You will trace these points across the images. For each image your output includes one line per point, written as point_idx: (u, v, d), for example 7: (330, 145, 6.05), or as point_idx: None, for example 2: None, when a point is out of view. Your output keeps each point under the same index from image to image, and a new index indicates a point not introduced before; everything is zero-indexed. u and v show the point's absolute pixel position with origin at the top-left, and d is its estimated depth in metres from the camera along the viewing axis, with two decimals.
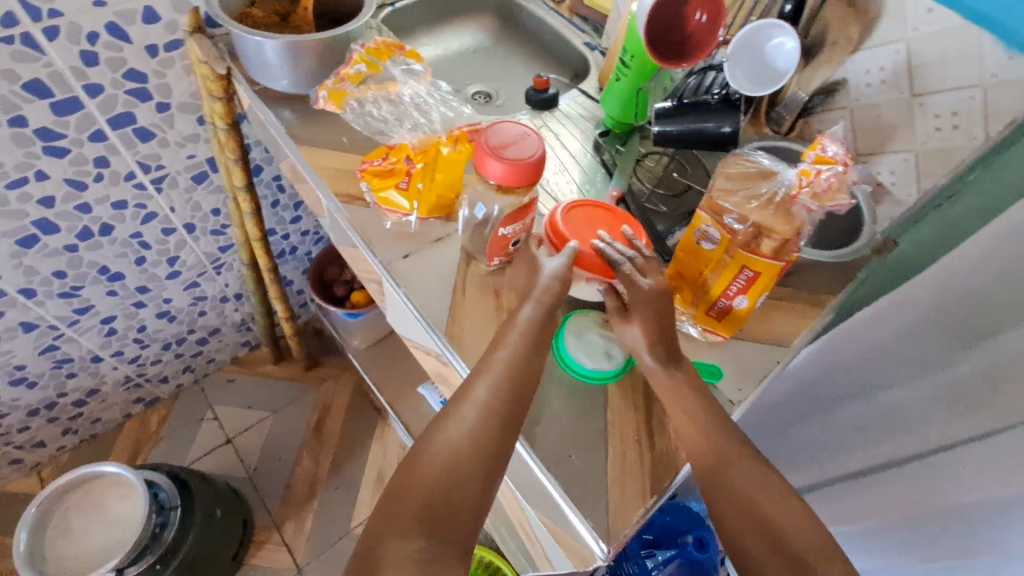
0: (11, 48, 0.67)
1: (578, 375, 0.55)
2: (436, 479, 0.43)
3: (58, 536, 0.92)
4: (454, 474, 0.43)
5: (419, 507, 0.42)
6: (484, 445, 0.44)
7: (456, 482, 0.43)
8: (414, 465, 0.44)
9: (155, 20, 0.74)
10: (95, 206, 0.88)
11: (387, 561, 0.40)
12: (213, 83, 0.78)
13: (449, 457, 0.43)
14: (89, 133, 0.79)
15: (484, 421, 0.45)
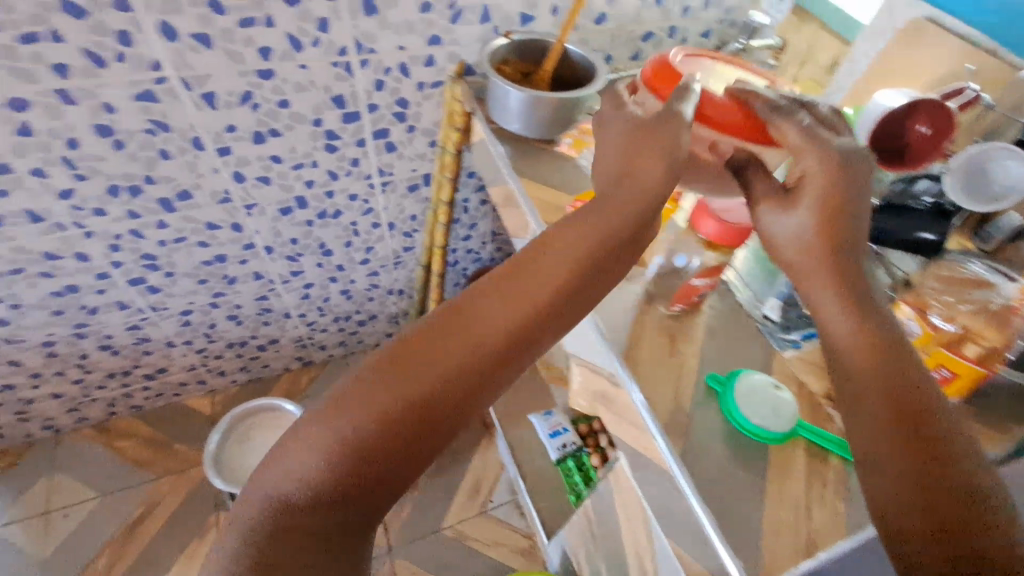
0: (336, 71, 0.88)
1: (743, 429, 0.59)
2: (440, 369, 0.50)
3: (234, 445, 1.09)
4: (464, 373, 0.50)
5: (426, 392, 0.49)
6: (497, 361, 0.52)
7: (465, 380, 0.51)
8: (433, 349, 0.51)
9: (432, 64, 0.93)
10: (338, 194, 1.09)
11: (379, 436, 0.48)
12: (459, 117, 0.96)
13: (446, 357, 0.51)
14: (356, 139, 1.00)
15: (489, 341, 0.52)
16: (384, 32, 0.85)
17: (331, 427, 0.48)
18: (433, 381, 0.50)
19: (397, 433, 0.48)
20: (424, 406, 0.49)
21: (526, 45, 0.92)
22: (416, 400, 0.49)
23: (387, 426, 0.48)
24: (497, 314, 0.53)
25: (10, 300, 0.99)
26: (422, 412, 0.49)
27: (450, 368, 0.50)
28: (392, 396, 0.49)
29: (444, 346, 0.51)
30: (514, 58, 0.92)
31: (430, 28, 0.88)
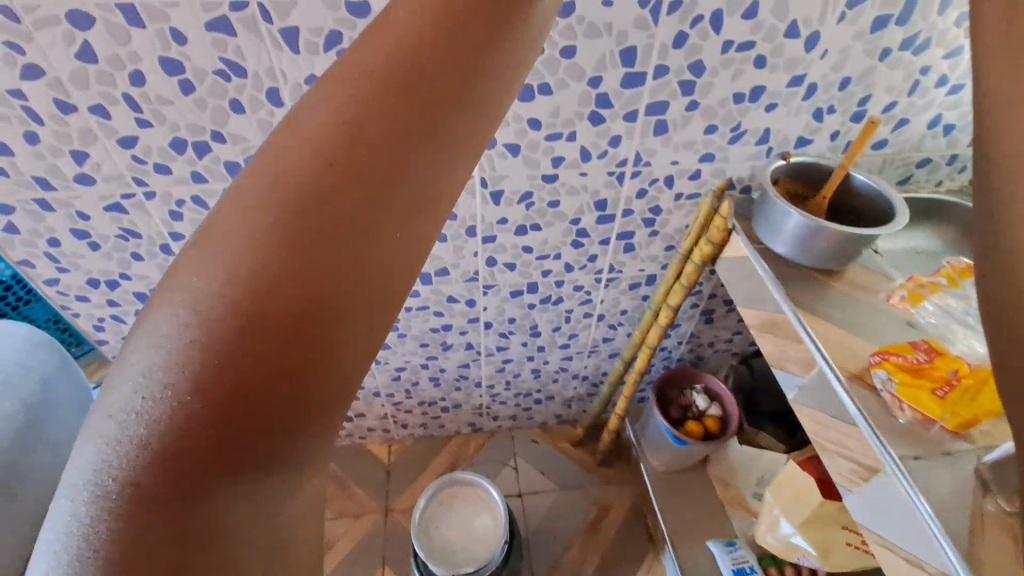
0: (609, 178, 0.91)
1: None
2: (400, 138, 0.32)
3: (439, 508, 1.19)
4: (411, 123, 0.32)
5: (384, 175, 0.31)
6: (423, 105, 0.33)
7: (408, 142, 0.32)
8: (308, 142, 0.30)
9: (697, 178, 0.94)
10: (566, 285, 1.12)
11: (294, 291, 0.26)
12: (716, 232, 0.93)
13: (368, 115, 0.31)
14: (602, 238, 1.02)
15: (412, 77, 0.33)
16: (665, 148, 0.88)
17: (211, 261, 0.27)
18: (333, 145, 0.30)
19: (314, 244, 0.28)
20: (340, 186, 0.29)
21: (804, 168, 0.89)
22: (341, 181, 0.30)
23: (303, 231, 0.28)
24: (484, 84, 0.36)
25: None
26: (357, 200, 0.30)
27: (353, 126, 0.31)
28: (319, 183, 0.29)
29: (390, 101, 0.32)
30: (788, 180, 0.90)
31: (709, 147, 0.89)
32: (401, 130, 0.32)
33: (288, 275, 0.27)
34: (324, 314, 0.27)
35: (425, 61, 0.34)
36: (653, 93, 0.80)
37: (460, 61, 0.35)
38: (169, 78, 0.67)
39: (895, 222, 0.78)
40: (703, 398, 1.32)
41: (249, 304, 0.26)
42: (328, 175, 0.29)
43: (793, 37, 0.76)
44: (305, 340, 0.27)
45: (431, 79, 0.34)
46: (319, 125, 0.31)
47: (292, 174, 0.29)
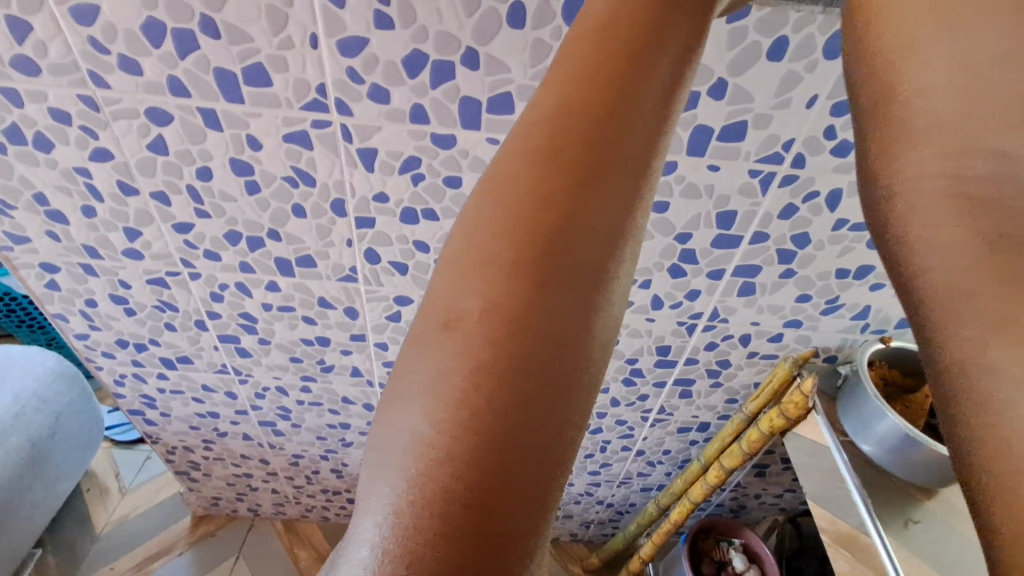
0: (678, 328, 0.83)
1: None
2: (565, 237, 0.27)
3: None
4: (589, 190, 0.28)
5: (565, 292, 0.26)
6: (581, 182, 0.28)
7: (580, 234, 0.27)
8: (517, 172, 0.29)
9: (778, 341, 0.84)
10: (607, 416, 1.02)
11: (503, 321, 0.26)
12: (792, 406, 0.80)
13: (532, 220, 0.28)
14: (657, 381, 0.93)
15: (564, 163, 0.28)
16: (747, 308, 0.79)
17: (437, 341, 0.26)
18: (514, 244, 0.27)
19: (496, 385, 0.25)
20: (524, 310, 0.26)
21: (905, 354, 0.79)
22: (513, 302, 0.26)
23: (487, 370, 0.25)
24: (649, 110, 0.30)
25: (294, 421, 1.05)
26: (546, 324, 0.26)
27: (522, 242, 0.27)
28: (494, 319, 0.26)
29: (553, 198, 0.28)
30: (883, 362, 0.80)
31: (797, 314, 0.79)
32: (565, 232, 0.27)
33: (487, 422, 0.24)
34: (522, 449, 0.24)
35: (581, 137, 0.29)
36: (746, 256, 0.71)
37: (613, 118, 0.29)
38: (235, 177, 0.64)
39: None
40: (740, 559, 1.16)
41: (453, 464, 0.24)
42: (500, 302, 0.26)
43: None
44: (512, 481, 0.24)
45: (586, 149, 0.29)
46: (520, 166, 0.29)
47: (467, 313, 0.26)
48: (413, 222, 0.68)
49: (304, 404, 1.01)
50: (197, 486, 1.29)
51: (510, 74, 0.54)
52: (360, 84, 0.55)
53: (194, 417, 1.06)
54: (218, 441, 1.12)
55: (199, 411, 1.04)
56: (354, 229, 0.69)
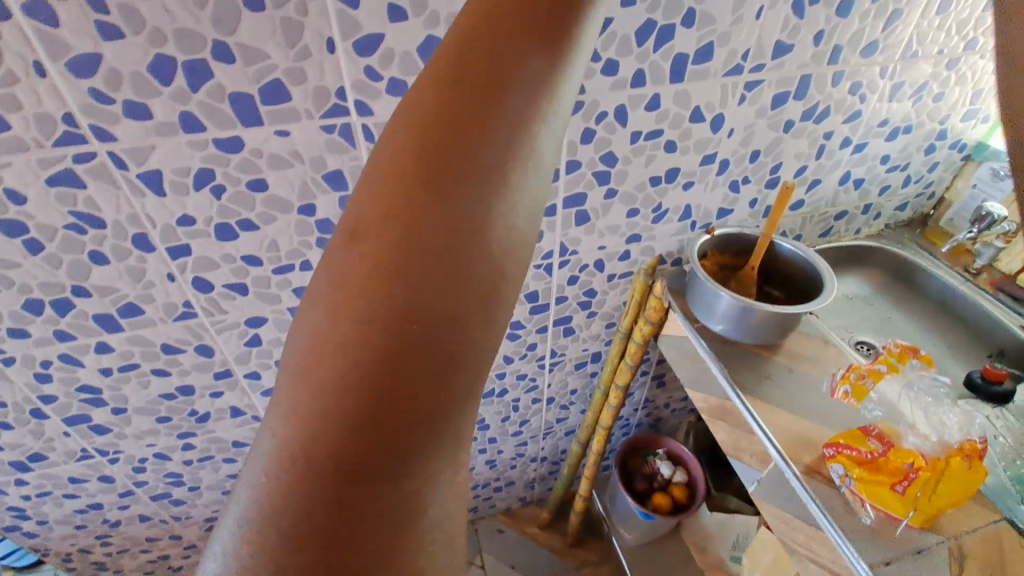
0: (537, 271, 0.86)
1: None
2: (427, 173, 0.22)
3: None
4: (463, 153, 0.22)
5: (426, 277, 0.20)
6: (436, 132, 0.22)
7: (449, 207, 0.21)
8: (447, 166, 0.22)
9: (626, 258, 0.91)
10: (507, 375, 1.05)
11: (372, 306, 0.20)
12: (653, 311, 0.89)
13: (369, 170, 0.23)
14: (538, 327, 0.97)
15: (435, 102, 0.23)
16: (589, 236, 0.84)
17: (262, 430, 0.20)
18: (333, 306, 0.20)
19: (393, 348, 0.19)
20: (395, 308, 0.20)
21: (727, 238, 0.88)
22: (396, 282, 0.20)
23: (323, 378, 0.20)
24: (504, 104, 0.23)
25: (191, 485, 0.99)
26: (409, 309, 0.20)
27: (373, 203, 0.21)
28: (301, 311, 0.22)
29: (397, 153, 0.22)
30: (711, 252, 0.87)
31: (633, 229, 0.86)
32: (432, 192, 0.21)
33: (328, 405, 0.19)
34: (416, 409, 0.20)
35: (447, 62, 0.23)
36: (568, 186, 0.76)
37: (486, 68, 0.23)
38: (7, 239, 0.58)
39: (827, 293, 0.76)
40: (667, 464, 1.25)
41: (316, 467, 0.19)
42: (323, 310, 0.21)
43: (698, 121, 0.75)
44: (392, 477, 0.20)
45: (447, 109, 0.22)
46: (395, 148, 0.22)
47: (330, 267, 0.21)
48: (233, 236, 0.66)
49: (194, 462, 0.94)
50: None
51: (270, 59, 0.53)
52: (110, 104, 0.52)
53: (73, 517, 0.95)
54: (113, 534, 1.02)
55: (76, 509, 0.93)
56: (170, 260, 0.66)
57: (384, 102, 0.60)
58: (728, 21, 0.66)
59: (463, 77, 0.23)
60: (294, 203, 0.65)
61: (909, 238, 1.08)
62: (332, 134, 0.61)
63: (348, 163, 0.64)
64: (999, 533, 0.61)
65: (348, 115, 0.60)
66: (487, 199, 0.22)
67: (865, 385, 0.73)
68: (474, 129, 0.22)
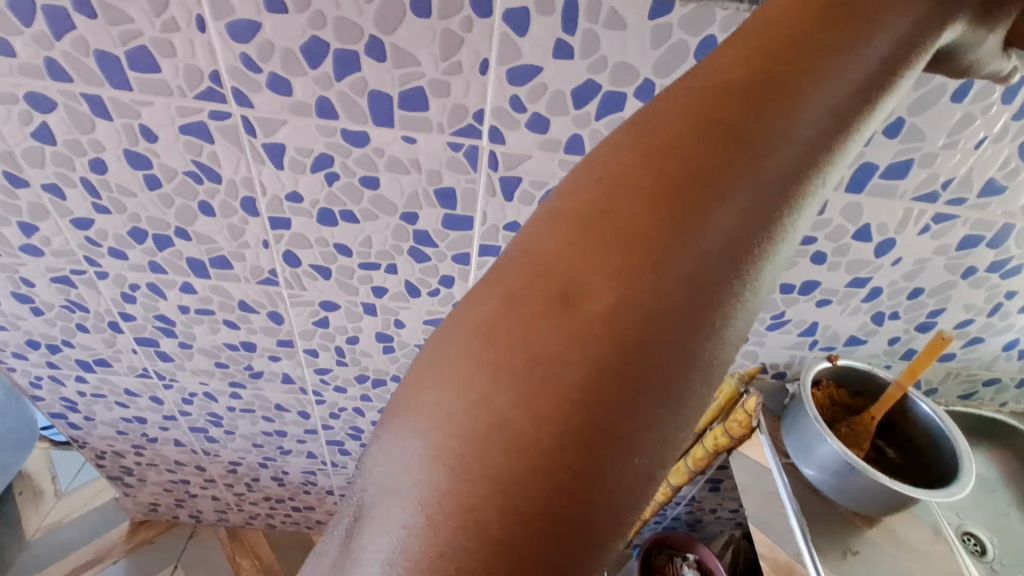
0: None
1: None
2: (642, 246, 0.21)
3: None
4: (700, 220, 0.22)
5: (647, 341, 0.20)
6: (657, 205, 0.22)
7: (676, 278, 0.21)
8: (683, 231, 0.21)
9: None
10: None
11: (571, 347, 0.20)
12: (736, 427, 0.77)
13: (568, 222, 0.22)
14: None
15: (659, 176, 0.22)
16: None
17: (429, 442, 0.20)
18: (541, 348, 0.20)
19: (597, 404, 0.19)
20: (607, 380, 0.20)
21: (852, 372, 0.75)
22: (612, 353, 0.20)
23: (508, 433, 0.19)
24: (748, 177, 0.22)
25: (227, 429, 1.01)
26: (611, 383, 0.20)
27: (599, 247, 0.21)
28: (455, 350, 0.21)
29: (618, 215, 0.22)
30: (826, 381, 0.75)
31: None
32: (652, 268, 0.21)
33: (506, 464, 0.19)
34: (606, 484, 0.19)
35: (689, 132, 0.23)
36: None
37: (733, 142, 0.23)
38: (133, 172, 0.60)
39: (962, 483, 0.63)
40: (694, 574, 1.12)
41: (487, 522, 0.18)
42: (501, 357, 0.20)
43: (862, 240, 0.64)
44: (567, 550, 0.19)
45: (676, 183, 0.22)
46: (625, 202, 0.22)
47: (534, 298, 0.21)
48: (332, 223, 0.65)
49: (236, 410, 0.96)
50: (133, 491, 1.23)
51: (420, 67, 0.50)
52: (256, 73, 0.51)
53: (120, 422, 1.00)
54: (149, 447, 1.07)
55: (125, 416, 0.99)
56: (269, 229, 0.66)
57: (520, 135, 0.55)
58: (941, 141, 0.54)
59: (706, 149, 0.23)
60: (398, 208, 0.63)
61: None
62: (456, 153, 0.57)
63: (463, 184, 0.60)
64: None
65: (479, 139, 0.56)
66: (720, 289, 0.21)
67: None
68: (705, 208, 0.22)
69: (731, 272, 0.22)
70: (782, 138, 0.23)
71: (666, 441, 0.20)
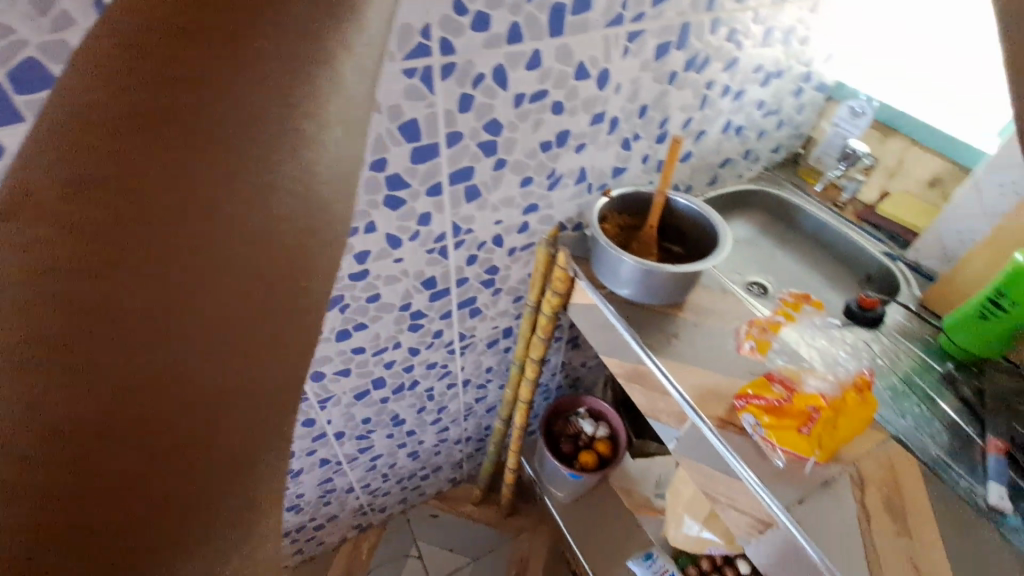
0: (430, 256, 0.79)
1: None
2: (197, 182, 0.23)
3: None
4: (213, 181, 0.23)
5: (208, 293, 0.25)
6: (161, 157, 0.22)
7: (217, 240, 0.24)
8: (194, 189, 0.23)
9: (526, 230, 0.86)
10: (416, 367, 0.97)
11: (121, 313, 0.23)
12: (560, 283, 0.87)
13: (52, 192, 0.20)
14: (442, 313, 0.90)
15: (134, 115, 0.20)
16: (482, 211, 0.78)
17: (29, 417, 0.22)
18: (100, 332, 0.22)
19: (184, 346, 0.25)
20: (174, 327, 0.24)
21: (626, 199, 0.86)
22: (179, 311, 0.24)
23: (99, 389, 0.24)
24: (242, 128, 0.23)
25: None
26: (198, 318, 0.25)
27: (106, 223, 0.21)
28: (20, 355, 0.21)
29: (114, 187, 0.21)
30: (611, 215, 0.86)
31: (529, 199, 0.81)
32: (179, 234, 0.23)
33: (110, 408, 0.24)
34: (204, 385, 0.27)
35: (137, 68, 0.20)
36: (452, 161, 0.68)
37: (204, 83, 0.21)
38: None
39: (722, 248, 0.78)
40: (589, 422, 1.28)
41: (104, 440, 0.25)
42: (60, 344, 0.22)
43: (583, 78, 0.69)
44: (186, 426, 0.28)
45: (160, 119, 0.21)
46: (101, 162, 0.20)
47: (65, 280, 0.21)
48: None
49: None
50: None
51: None
52: None
53: None
54: None
55: None
56: None
57: None
58: None
59: (181, 100, 0.21)
60: None
61: (785, 179, 1.12)
62: None
63: None
64: (892, 456, 0.65)
65: None
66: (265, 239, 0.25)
67: (766, 340, 0.78)
68: (205, 163, 0.23)
69: (274, 222, 0.25)
70: (271, 58, 0.22)
71: (253, 337, 0.28)
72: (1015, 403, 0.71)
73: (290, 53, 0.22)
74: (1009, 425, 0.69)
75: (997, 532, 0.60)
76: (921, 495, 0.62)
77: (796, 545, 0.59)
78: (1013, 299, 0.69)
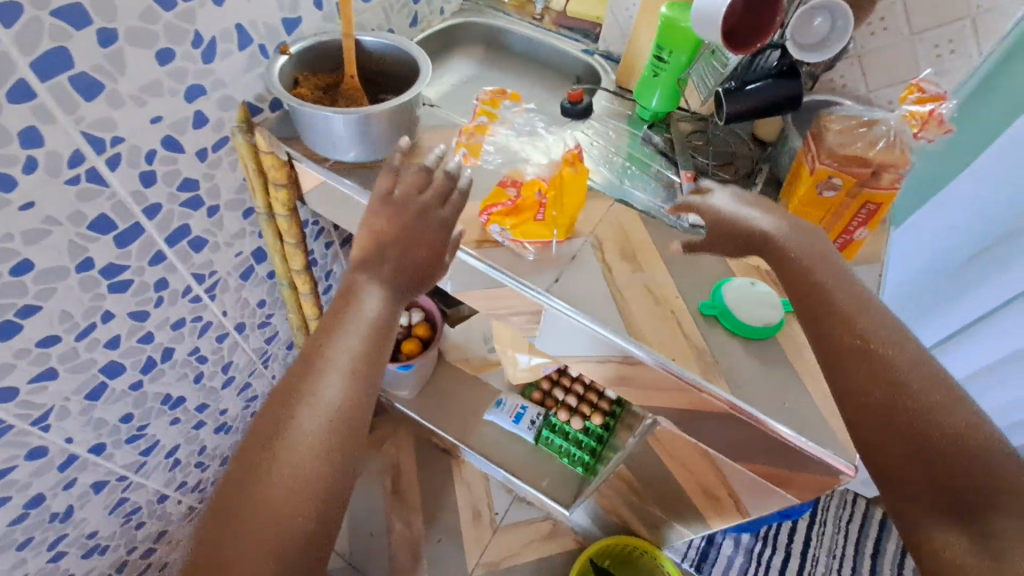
0: (77, 188, 0.62)
1: (756, 334, 0.62)
2: (302, 419, 0.51)
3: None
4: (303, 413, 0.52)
5: (319, 466, 0.50)
6: (288, 411, 0.52)
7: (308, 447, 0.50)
8: (306, 431, 0.51)
9: (205, 122, 0.71)
10: (157, 333, 0.81)
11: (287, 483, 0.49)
12: (276, 171, 0.75)
13: (270, 431, 0.52)
14: (150, 257, 0.74)
15: (284, 400, 0.53)
16: (121, 109, 0.62)
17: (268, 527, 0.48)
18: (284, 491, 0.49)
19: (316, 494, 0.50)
20: (307, 485, 0.49)
21: (309, 52, 0.74)
22: (312, 480, 0.50)
23: (287, 520, 0.48)
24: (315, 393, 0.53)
25: None
26: (317, 479, 0.50)
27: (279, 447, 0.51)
28: (257, 501, 0.49)
29: (280, 433, 0.51)
30: (301, 75, 0.75)
31: (183, 80, 0.66)
32: (300, 449, 0.50)
33: (292, 530, 0.48)
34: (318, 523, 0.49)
35: (286, 384, 0.54)
36: (19, 42, 0.51)
37: (306, 378, 0.53)
38: None
39: (422, 72, 0.73)
40: (403, 314, 1.23)
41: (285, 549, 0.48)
42: (270, 502, 0.48)
43: None
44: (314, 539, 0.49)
45: (289, 397, 0.53)
46: (275, 418, 0.52)
47: (272, 482, 0.49)
48: None
49: None
50: None
51: None
52: None
53: None
54: None
55: None
56: None
57: None
58: None
59: (300, 385, 0.53)
60: None
61: (485, 4, 1.09)
62: None
63: None
64: (618, 215, 0.74)
65: None
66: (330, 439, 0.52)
67: (476, 143, 0.75)
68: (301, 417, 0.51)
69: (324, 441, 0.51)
70: (325, 382, 0.53)
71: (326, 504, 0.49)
72: (695, 142, 0.86)
73: (325, 354, 0.54)
74: (693, 158, 0.83)
75: (701, 240, 0.72)
76: (645, 235, 0.72)
77: (561, 318, 0.64)
78: (670, 48, 0.78)
